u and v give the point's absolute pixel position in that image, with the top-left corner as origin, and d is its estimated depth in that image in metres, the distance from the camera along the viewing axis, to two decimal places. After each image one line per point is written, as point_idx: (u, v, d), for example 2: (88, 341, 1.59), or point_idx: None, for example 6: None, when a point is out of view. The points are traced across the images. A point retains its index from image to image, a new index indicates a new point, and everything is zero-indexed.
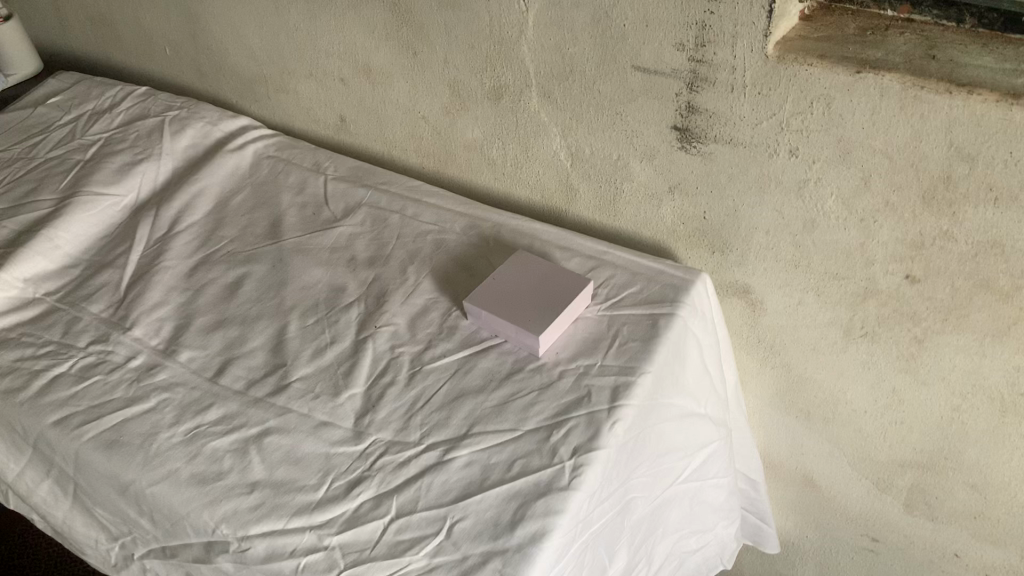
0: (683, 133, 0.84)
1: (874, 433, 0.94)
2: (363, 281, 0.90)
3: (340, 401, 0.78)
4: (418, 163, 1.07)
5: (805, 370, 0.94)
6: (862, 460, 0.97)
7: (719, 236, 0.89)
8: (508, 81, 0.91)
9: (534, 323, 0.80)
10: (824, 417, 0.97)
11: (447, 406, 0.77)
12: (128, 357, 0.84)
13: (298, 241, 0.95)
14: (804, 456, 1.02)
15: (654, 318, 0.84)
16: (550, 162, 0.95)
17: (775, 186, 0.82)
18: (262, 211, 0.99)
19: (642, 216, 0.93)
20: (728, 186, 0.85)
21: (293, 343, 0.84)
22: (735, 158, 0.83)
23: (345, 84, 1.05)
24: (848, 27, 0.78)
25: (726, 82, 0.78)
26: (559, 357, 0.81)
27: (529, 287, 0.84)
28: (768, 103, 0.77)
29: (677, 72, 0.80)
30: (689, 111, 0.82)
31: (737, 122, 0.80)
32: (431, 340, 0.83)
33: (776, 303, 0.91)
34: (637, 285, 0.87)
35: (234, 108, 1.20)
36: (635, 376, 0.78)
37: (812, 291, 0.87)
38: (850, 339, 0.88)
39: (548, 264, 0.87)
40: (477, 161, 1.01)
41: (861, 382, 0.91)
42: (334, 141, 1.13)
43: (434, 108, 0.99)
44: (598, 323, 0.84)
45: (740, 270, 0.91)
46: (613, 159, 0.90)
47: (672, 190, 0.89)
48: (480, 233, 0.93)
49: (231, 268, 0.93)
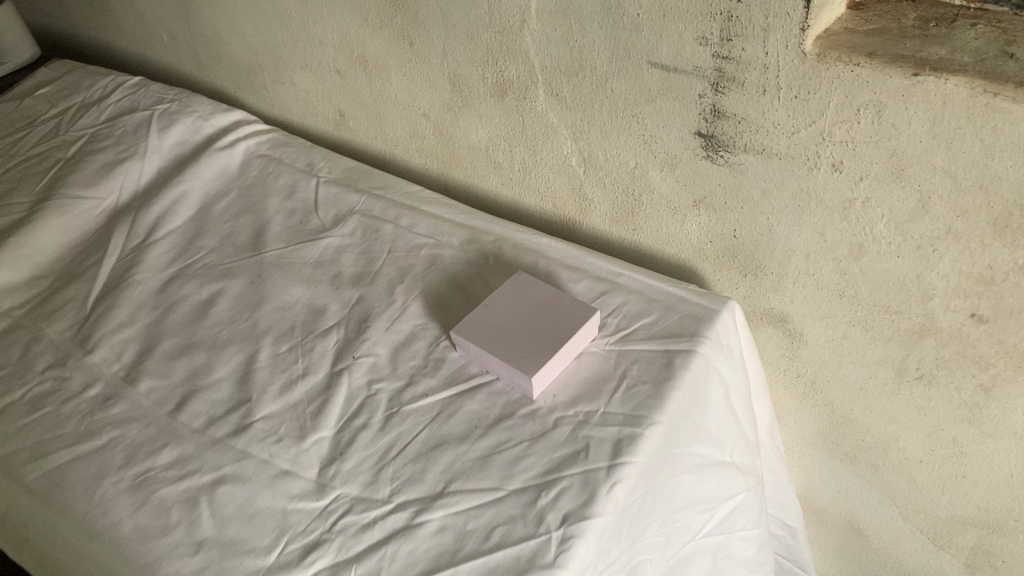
0: (709, 140, 0.72)
1: (930, 484, 0.82)
2: (346, 302, 0.80)
3: (305, 446, 0.69)
4: (420, 164, 0.96)
5: (851, 411, 0.82)
6: (917, 511, 0.85)
7: (751, 258, 0.77)
8: (512, 77, 0.80)
9: (528, 362, 0.69)
10: (873, 462, 0.85)
11: (424, 457, 0.67)
12: (85, 385, 0.76)
13: (280, 255, 0.86)
14: (849, 502, 0.90)
15: (669, 356, 0.72)
16: (560, 167, 0.83)
17: (815, 205, 0.70)
18: (246, 218, 0.91)
19: (664, 232, 0.81)
20: (762, 202, 0.73)
21: (261, 374, 0.75)
22: (768, 170, 0.70)
23: (342, 77, 0.95)
24: (906, 18, 0.64)
25: (757, 83, 0.66)
26: (557, 401, 0.70)
27: (527, 315, 0.73)
28: (806, 108, 0.65)
29: (701, 71, 0.68)
30: (714, 116, 0.70)
31: (771, 130, 0.68)
32: (414, 376, 0.73)
33: (818, 335, 0.78)
34: (653, 314, 0.76)
35: (234, 100, 1.11)
36: (642, 428, 0.67)
37: (859, 325, 0.75)
38: (904, 381, 0.76)
39: (551, 287, 0.76)
40: (482, 165, 0.90)
41: (916, 429, 0.78)
42: (334, 138, 1.03)
43: (435, 105, 0.89)
44: (605, 360, 0.73)
45: (776, 296, 0.78)
46: (629, 167, 0.79)
47: (697, 203, 0.77)
48: (480, 248, 0.83)
49: (206, 284, 0.84)
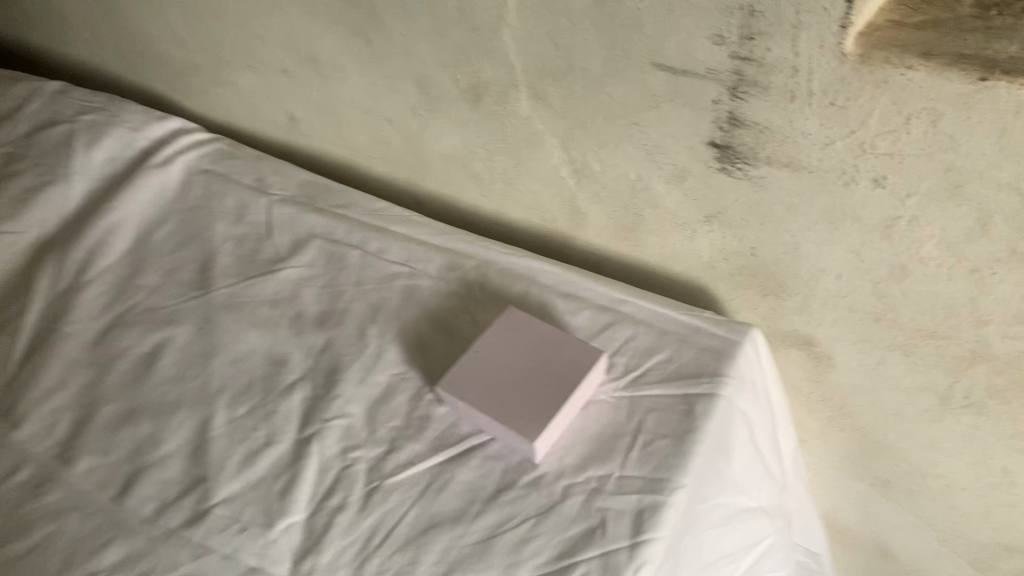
0: (724, 151, 0.62)
1: (973, 511, 0.74)
2: (311, 349, 0.70)
3: (273, 535, 0.59)
4: (386, 172, 0.85)
5: (885, 436, 0.74)
6: (955, 537, 0.78)
7: (773, 278, 0.68)
8: (489, 79, 0.69)
9: (528, 421, 0.59)
10: (907, 487, 0.77)
11: (414, 544, 0.58)
12: (12, 469, 0.66)
13: (233, 293, 0.75)
14: (878, 524, 0.83)
15: (689, 402, 0.63)
16: (549, 178, 0.73)
17: (852, 223, 0.60)
18: (191, 249, 0.79)
19: (670, 249, 0.71)
20: (786, 218, 0.63)
21: (217, 446, 0.65)
22: (796, 185, 0.60)
23: (291, 78, 0.83)
24: (962, 5, 0.55)
25: (783, 88, 0.56)
26: (564, 465, 0.61)
27: (523, 361, 0.63)
28: (844, 116, 0.55)
29: (715, 74, 0.58)
30: (731, 123, 0.60)
31: (800, 140, 0.58)
32: (395, 440, 0.63)
33: (849, 359, 0.70)
34: (666, 350, 0.66)
35: (170, 103, 0.99)
36: (664, 495, 0.58)
37: (898, 350, 0.66)
38: (949, 408, 0.67)
39: (548, 325, 0.66)
40: (458, 174, 0.79)
41: (960, 457, 0.70)
42: (287, 144, 0.91)
43: (399, 109, 0.78)
44: (615, 410, 0.63)
45: (801, 319, 0.69)
46: (630, 179, 0.68)
47: (709, 219, 0.67)
48: (462, 276, 0.73)
49: (148, 333, 0.73)
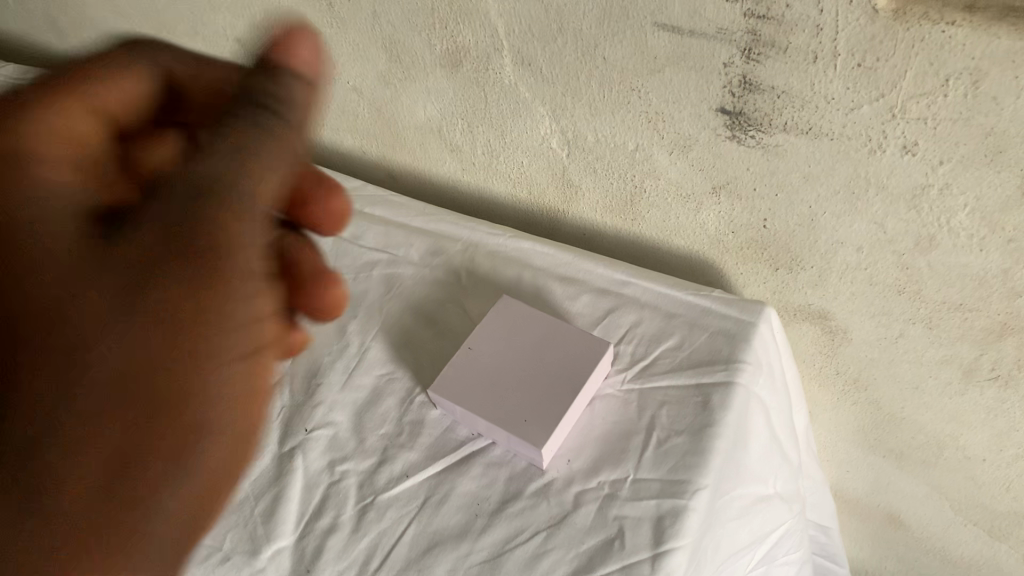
0: (735, 118, 0.56)
1: (993, 481, 0.71)
2: None
3: (260, 564, 0.54)
4: (356, 146, 0.78)
5: (902, 409, 0.70)
6: (973, 506, 0.74)
7: (785, 251, 0.63)
8: (468, 43, 0.62)
9: (534, 426, 0.54)
10: (923, 458, 0.73)
11: (416, 567, 0.53)
12: None
13: None
14: (889, 494, 0.80)
15: (704, 393, 0.58)
16: (537, 150, 0.67)
17: (876, 192, 0.55)
18: None
19: (672, 223, 0.66)
20: (803, 188, 0.58)
21: None
22: (816, 153, 0.55)
23: (245, 47, 0.75)
24: None
25: (805, 49, 0.50)
26: (574, 470, 0.56)
27: (523, 358, 0.58)
28: (873, 78, 0.49)
29: (727, 34, 0.52)
30: (744, 88, 0.54)
31: (822, 105, 0.52)
32: (387, 449, 0.58)
33: (867, 333, 0.65)
34: (675, 337, 0.61)
35: None
36: (686, 498, 0.53)
37: (920, 323, 0.62)
38: (973, 381, 0.63)
39: (547, 316, 0.61)
40: (436, 147, 0.73)
41: (982, 429, 0.67)
42: None
43: (368, 78, 0.70)
44: (625, 406, 0.58)
45: (815, 292, 0.65)
46: (628, 150, 0.62)
47: (717, 190, 0.62)
48: (447, 262, 0.68)
49: None
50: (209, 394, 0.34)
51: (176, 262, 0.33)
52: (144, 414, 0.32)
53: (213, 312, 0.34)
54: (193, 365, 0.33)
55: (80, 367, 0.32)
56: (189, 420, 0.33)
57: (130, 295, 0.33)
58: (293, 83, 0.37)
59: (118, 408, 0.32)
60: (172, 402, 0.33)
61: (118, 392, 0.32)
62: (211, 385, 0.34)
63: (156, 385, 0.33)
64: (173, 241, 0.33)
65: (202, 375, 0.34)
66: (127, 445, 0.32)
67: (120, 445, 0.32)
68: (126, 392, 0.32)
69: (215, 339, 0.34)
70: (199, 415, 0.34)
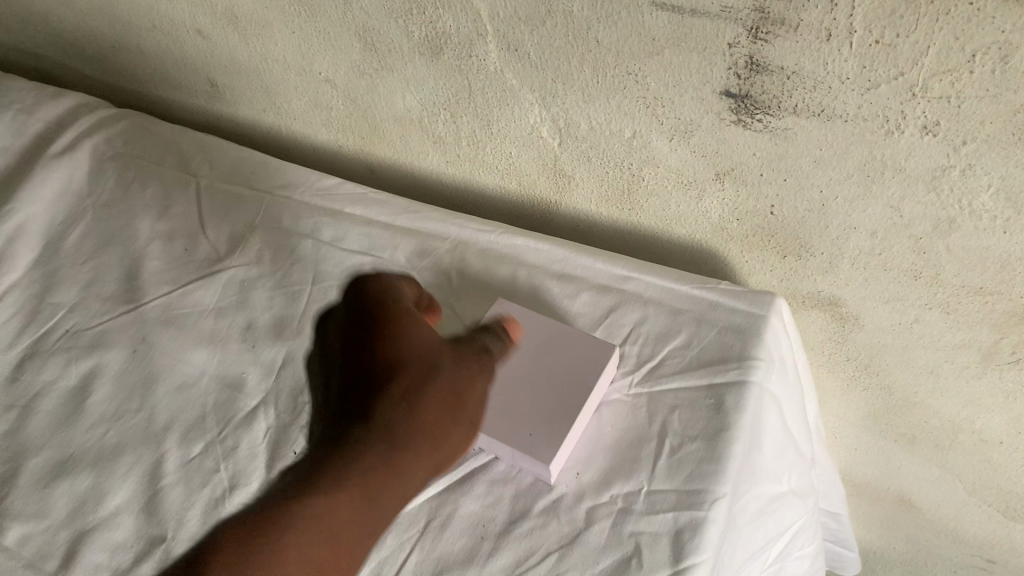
0: (741, 101, 0.52)
1: (1010, 464, 0.68)
2: (268, 365, 0.60)
3: None
4: (331, 139, 0.74)
5: (915, 394, 0.67)
6: (987, 488, 0.72)
7: (794, 237, 0.60)
8: (448, 29, 0.58)
9: (541, 440, 0.51)
10: (936, 442, 0.71)
11: None
12: None
13: (168, 304, 0.64)
14: (900, 477, 0.78)
15: (716, 394, 0.55)
16: (526, 140, 0.63)
17: (892, 175, 0.52)
18: (112, 254, 0.68)
19: (673, 212, 0.63)
20: (814, 173, 0.54)
21: (173, 494, 0.55)
22: (829, 135, 0.51)
23: (207, 39, 0.70)
24: None
25: (817, 26, 0.46)
26: (584, 484, 0.53)
27: (526, 366, 0.55)
28: (891, 55, 0.46)
29: (732, 12, 0.48)
30: (750, 70, 0.50)
31: (835, 86, 0.49)
32: None
33: (879, 319, 0.62)
34: (683, 334, 0.58)
35: (63, 74, 0.85)
36: (704, 510, 0.50)
37: (937, 308, 0.59)
38: (992, 365, 0.61)
39: (546, 319, 0.57)
40: (417, 140, 0.69)
41: (1000, 412, 0.64)
42: (210, 113, 0.79)
43: (341, 69, 0.66)
44: (634, 412, 0.55)
45: (825, 279, 0.61)
46: (625, 137, 0.59)
47: (720, 177, 0.58)
48: (436, 263, 0.64)
49: (73, 362, 0.62)
50: (442, 443, 0.50)
51: (471, 364, 0.52)
52: (424, 431, 0.50)
53: (474, 398, 0.51)
54: (446, 416, 0.51)
55: (404, 390, 0.51)
56: (423, 454, 0.50)
57: (431, 370, 0.52)
58: (504, 345, 0.54)
59: (417, 423, 0.50)
60: (429, 435, 0.50)
61: (416, 416, 0.50)
62: (448, 435, 0.50)
63: (425, 422, 0.50)
64: (465, 354, 0.53)
65: (449, 427, 0.50)
66: (398, 451, 0.49)
67: (401, 450, 0.49)
68: (414, 420, 0.50)
69: (459, 417, 0.51)
70: (433, 451, 0.50)
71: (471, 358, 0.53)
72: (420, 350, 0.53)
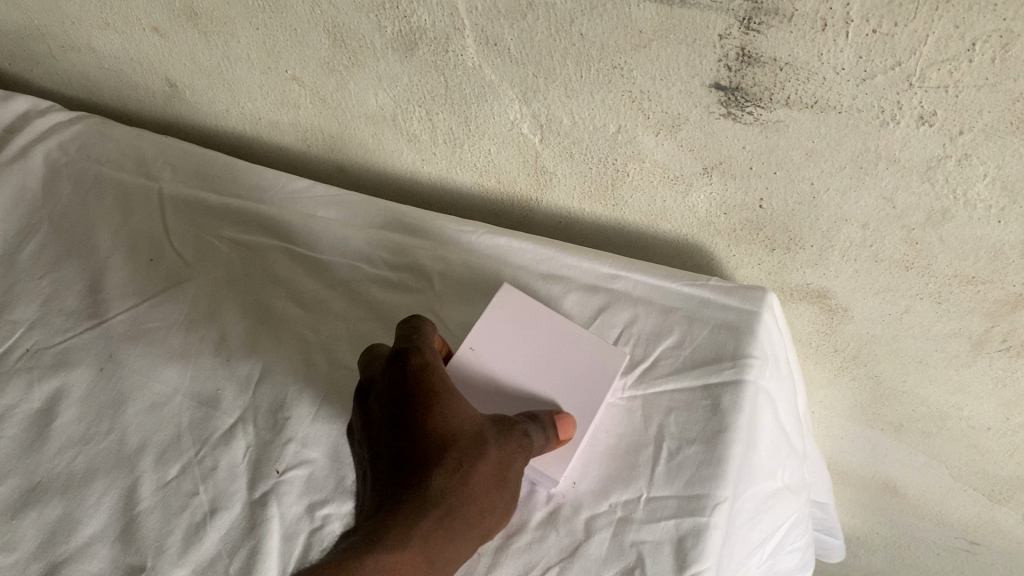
0: (731, 94, 0.51)
1: (996, 449, 0.68)
2: (244, 380, 0.57)
3: None
4: (299, 138, 0.71)
5: (903, 383, 0.67)
6: (972, 473, 0.72)
7: (783, 230, 0.58)
8: (423, 24, 0.55)
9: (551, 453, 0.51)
10: (923, 429, 0.70)
11: None
12: None
13: (135, 319, 0.61)
14: (885, 464, 0.77)
15: (712, 395, 0.53)
16: (507, 137, 0.61)
17: (886, 166, 0.51)
18: (72, 266, 0.65)
19: (658, 207, 0.61)
20: (806, 165, 0.53)
21: (150, 521, 0.52)
22: (821, 127, 0.50)
23: (164, 37, 0.67)
24: None
25: (812, 16, 0.44)
26: (581, 493, 0.51)
27: (531, 367, 0.53)
28: (889, 45, 0.44)
29: (723, 3, 0.46)
30: (742, 62, 0.49)
31: (830, 76, 0.47)
32: None
33: (868, 310, 0.61)
34: (675, 333, 0.57)
35: (10, 77, 0.81)
36: (706, 517, 0.48)
37: (928, 298, 0.58)
38: (982, 352, 0.60)
39: (550, 315, 0.56)
40: (391, 138, 0.66)
41: (988, 399, 0.64)
42: (169, 114, 0.76)
43: (309, 67, 0.63)
44: (629, 416, 0.54)
45: (814, 271, 0.60)
46: (609, 132, 0.57)
47: (708, 171, 0.57)
48: (416, 265, 0.61)
49: (36, 383, 0.59)
50: (487, 516, 0.45)
51: (517, 439, 0.47)
52: (474, 503, 0.44)
53: (511, 472, 0.46)
54: (493, 490, 0.45)
55: (457, 459, 0.44)
56: (473, 526, 0.44)
57: (480, 445, 0.45)
58: (548, 438, 0.49)
59: (472, 493, 0.44)
60: (478, 508, 0.45)
61: (469, 486, 0.44)
62: (492, 509, 0.45)
63: (476, 494, 0.44)
64: (506, 431, 0.47)
65: (495, 500, 0.45)
66: (453, 518, 0.43)
67: (456, 519, 0.43)
68: (468, 494, 0.44)
69: (500, 491, 0.46)
70: (479, 523, 0.45)
71: (513, 436, 0.47)
72: (467, 420, 0.46)
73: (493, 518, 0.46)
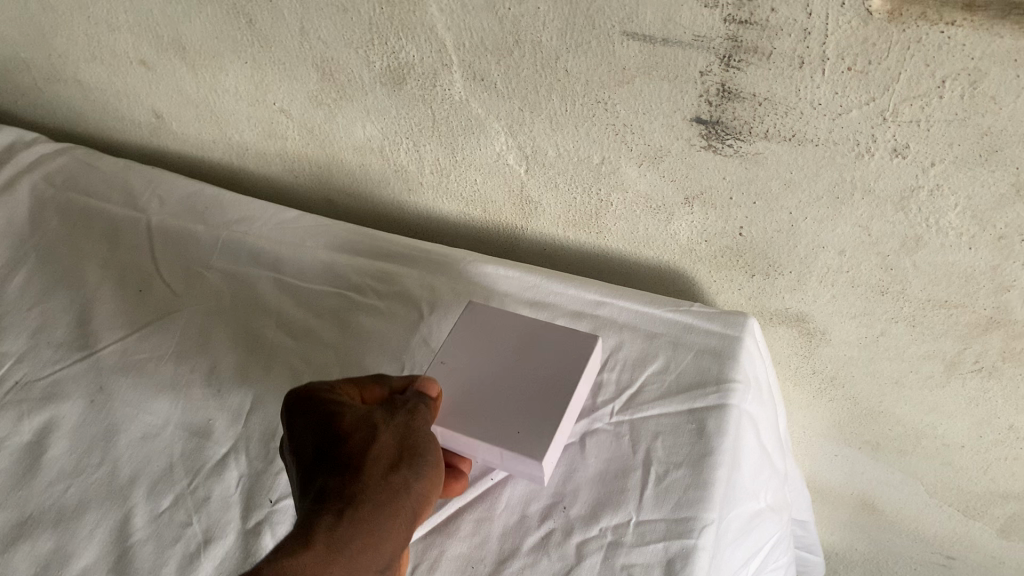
0: (712, 127, 0.52)
1: (970, 466, 0.70)
2: (235, 411, 0.57)
3: None
4: (286, 168, 0.72)
5: (880, 403, 0.68)
6: (948, 490, 0.74)
7: (762, 257, 0.60)
8: (411, 60, 0.56)
9: (532, 439, 0.49)
10: (900, 448, 0.72)
11: None
12: None
13: (125, 350, 0.61)
14: (864, 482, 0.79)
15: (696, 419, 0.55)
16: (493, 168, 0.62)
17: (861, 197, 0.52)
18: (60, 298, 0.65)
19: (642, 235, 0.63)
20: (784, 195, 0.55)
21: (144, 552, 0.52)
22: (799, 160, 0.52)
23: (152, 70, 0.68)
24: None
25: (790, 54, 0.46)
26: (572, 518, 0.52)
27: (500, 363, 0.54)
28: (862, 82, 0.46)
29: (704, 41, 0.48)
30: (722, 97, 0.50)
31: (807, 112, 0.49)
32: None
33: (846, 333, 0.63)
34: (660, 358, 0.58)
35: None
36: (694, 539, 0.49)
37: (902, 321, 0.60)
38: (955, 373, 0.62)
39: (512, 318, 0.57)
40: (377, 168, 0.67)
41: (962, 418, 0.65)
42: (155, 145, 0.76)
43: (297, 99, 0.64)
44: (617, 441, 0.55)
45: (793, 296, 0.62)
46: (593, 163, 0.58)
47: (690, 200, 0.58)
48: (405, 292, 0.62)
49: (26, 415, 0.59)
50: (402, 496, 0.45)
51: (405, 415, 0.48)
52: (378, 488, 0.44)
53: (414, 446, 0.47)
54: (399, 469, 0.45)
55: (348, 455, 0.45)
56: (389, 509, 0.44)
57: (369, 433, 0.46)
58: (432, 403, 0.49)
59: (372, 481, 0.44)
60: (387, 491, 0.44)
61: (366, 474, 0.44)
62: (406, 488, 0.45)
63: (379, 479, 0.45)
64: (393, 409, 0.48)
65: (406, 478, 0.45)
66: (357, 506, 0.43)
67: (360, 506, 0.43)
68: (367, 481, 0.44)
69: (413, 468, 0.46)
70: (396, 505, 0.44)
71: (402, 411, 0.48)
72: (353, 415, 0.47)
73: (414, 498, 0.45)
